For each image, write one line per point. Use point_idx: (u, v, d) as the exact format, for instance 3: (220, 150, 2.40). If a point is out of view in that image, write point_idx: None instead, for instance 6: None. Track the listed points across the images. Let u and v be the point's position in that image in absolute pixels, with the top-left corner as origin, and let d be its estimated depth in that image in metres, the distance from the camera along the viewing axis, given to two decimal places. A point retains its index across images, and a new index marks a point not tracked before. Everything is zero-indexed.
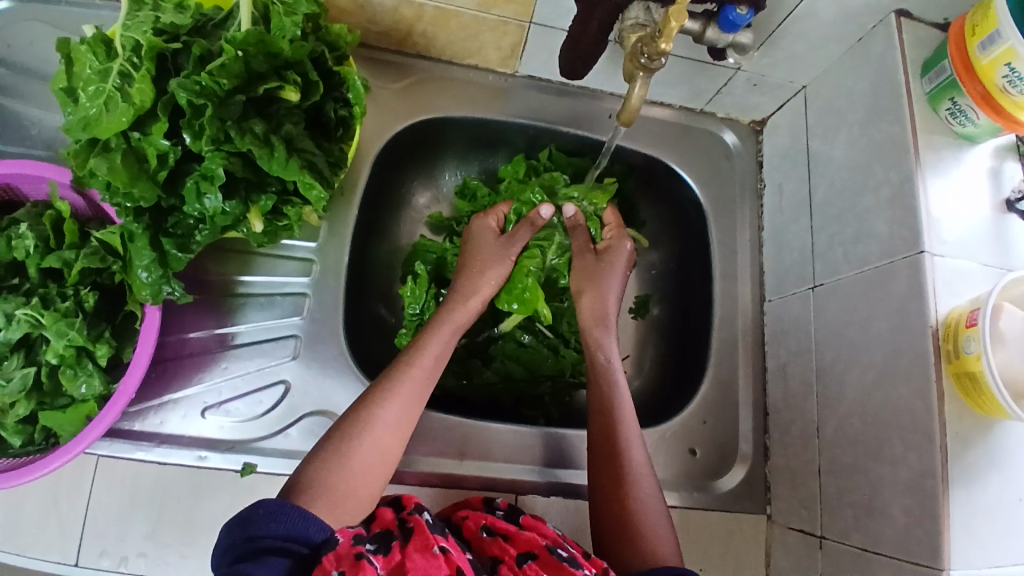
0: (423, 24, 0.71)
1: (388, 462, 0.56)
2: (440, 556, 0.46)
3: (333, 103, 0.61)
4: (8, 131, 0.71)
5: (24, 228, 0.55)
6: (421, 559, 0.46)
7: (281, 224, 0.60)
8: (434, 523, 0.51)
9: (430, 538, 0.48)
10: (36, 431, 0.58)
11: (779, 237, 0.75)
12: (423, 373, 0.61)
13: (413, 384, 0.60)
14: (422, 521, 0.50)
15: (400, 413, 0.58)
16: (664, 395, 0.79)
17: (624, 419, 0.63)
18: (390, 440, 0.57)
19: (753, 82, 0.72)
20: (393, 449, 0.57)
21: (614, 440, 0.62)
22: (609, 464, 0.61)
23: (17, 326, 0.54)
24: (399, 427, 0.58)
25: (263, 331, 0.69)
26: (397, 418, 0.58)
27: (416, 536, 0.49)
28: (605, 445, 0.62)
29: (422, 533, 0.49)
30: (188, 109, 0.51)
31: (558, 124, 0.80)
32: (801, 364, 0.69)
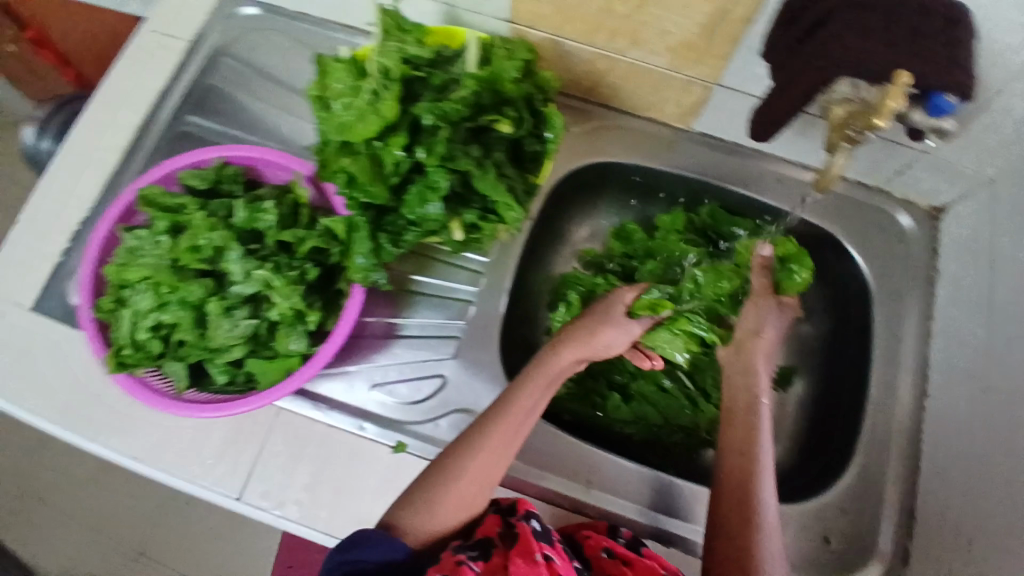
0: (611, 77, 0.77)
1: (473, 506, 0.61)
2: (543, 564, 0.54)
3: (532, 138, 0.67)
4: (254, 127, 0.84)
5: (269, 204, 0.66)
6: (523, 564, 0.54)
7: (474, 236, 0.67)
8: (538, 532, 0.58)
9: (532, 545, 0.56)
10: (240, 374, 0.67)
11: (950, 334, 0.72)
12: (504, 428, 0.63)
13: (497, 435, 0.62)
14: (527, 528, 0.58)
15: (479, 467, 0.61)
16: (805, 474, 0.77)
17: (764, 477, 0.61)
18: (472, 489, 0.60)
19: (938, 167, 0.71)
20: (478, 497, 0.61)
21: (747, 499, 0.60)
22: (739, 523, 0.59)
23: (252, 282, 0.64)
24: (480, 479, 0.61)
25: (430, 328, 0.76)
26: (478, 471, 0.61)
27: (521, 542, 0.57)
28: (736, 491, 0.61)
29: (527, 540, 0.56)
30: (427, 127, 0.61)
31: (724, 182, 0.82)
32: (959, 469, 0.66)
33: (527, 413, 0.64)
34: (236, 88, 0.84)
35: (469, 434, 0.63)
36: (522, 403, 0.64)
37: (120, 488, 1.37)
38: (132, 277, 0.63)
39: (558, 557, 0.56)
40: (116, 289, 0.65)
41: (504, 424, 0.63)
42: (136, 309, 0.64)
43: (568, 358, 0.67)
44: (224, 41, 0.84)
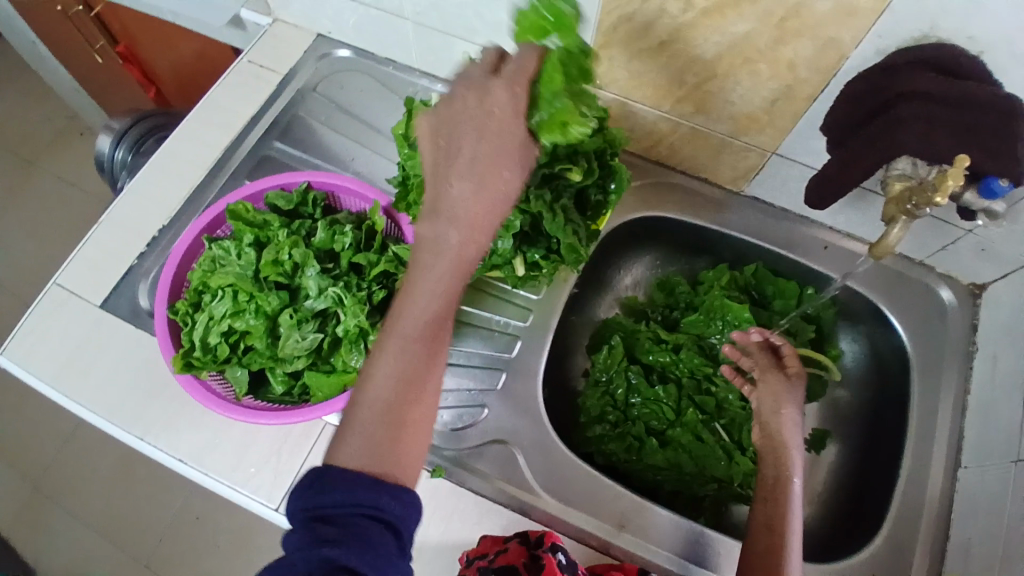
0: (672, 138, 0.82)
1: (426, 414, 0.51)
2: None
3: (596, 188, 0.72)
4: (331, 156, 0.90)
5: (348, 229, 0.70)
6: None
7: (534, 274, 0.71)
8: (563, 564, 0.62)
9: None
10: (296, 386, 0.70)
11: (986, 408, 0.74)
12: (412, 321, 0.50)
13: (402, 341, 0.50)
14: (554, 560, 0.62)
15: (402, 364, 0.49)
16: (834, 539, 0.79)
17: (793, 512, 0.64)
18: (401, 405, 0.49)
19: (982, 247, 0.74)
20: (408, 403, 0.49)
21: (777, 535, 0.62)
22: (767, 556, 0.61)
23: (323, 298, 0.67)
24: (400, 390, 0.49)
25: (475, 358, 0.80)
26: (390, 383, 0.49)
27: (549, 571, 0.60)
28: (765, 562, 0.61)
29: (555, 570, 0.60)
30: None
31: (770, 245, 0.86)
32: (990, 541, 0.66)
33: (449, 301, 0.51)
34: (323, 122, 0.91)
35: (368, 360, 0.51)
36: (428, 282, 0.50)
37: (147, 489, 1.42)
38: (213, 283, 0.67)
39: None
40: (194, 292, 0.68)
41: (411, 320, 0.50)
42: (212, 314, 0.67)
43: (449, 202, 0.49)
44: (318, 81, 0.93)
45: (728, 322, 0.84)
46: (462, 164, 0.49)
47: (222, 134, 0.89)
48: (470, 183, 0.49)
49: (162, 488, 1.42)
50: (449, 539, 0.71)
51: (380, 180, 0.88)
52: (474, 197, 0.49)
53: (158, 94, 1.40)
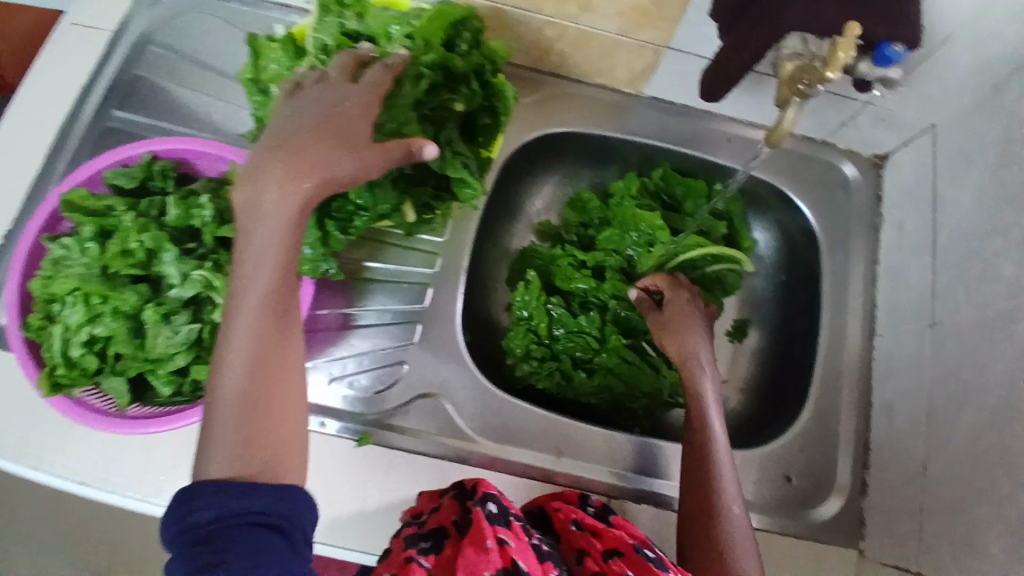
0: (562, 44, 0.75)
1: (292, 407, 0.50)
2: (493, 550, 0.53)
3: (483, 112, 0.65)
4: (179, 115, 0.78)
5: (204, 199, 0.62)
6: (473, 554, 0.53)
7: (428, 217, 0.65)
8: (492, 514, 0.57)
9: (485, 531, 0.55)
10: (185, 384, 0.64)
11: (895, 275, 0.75)
12: (251, 323, 0.49)
13: (242, 339, 0.48)
14: (482, 513, 0.57)
15: (248, 367, 0.48)
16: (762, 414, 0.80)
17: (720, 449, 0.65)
18: (260, 400, 0.48)
19: (881, 117, 0.73)
20: (272, 397, 0.48)
21: (707, 476, 0.64)
22: (699, 497, 0.63)
23: (191, 284, 0.61)
24: (253, 388, 0.48)
25: (386, 315, 0.75)
26: (242, 383, 0.48)
27: (474, 529, 0.56)
28: (699, 491, 0.63)
29: (480, 526, 0.56)
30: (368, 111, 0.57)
31: (675, 144, 0.83)
32: (910, 401, 0.69)
33: (280, 299, 0.50)
34: (165, 76, 0.79)
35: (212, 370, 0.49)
36: (258, 284, 0.49)
37: None
38: (57, 291, 0.59)
39: (513, 539, 0.56)
40: (43, 304, 0.60)
41: (247, 322, 0.49)
42: (67, 325, 0.59)
43: (256, 197, 0.49)
44: (147, 28, 0.79)
45: (643, 233, 0.80)
46: (273, 172, 0.49)
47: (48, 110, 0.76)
48: (280, 183, 0.48)
49: None
50: (389, 499, 0.68)
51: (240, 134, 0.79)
52: (282, 198, 0.48)
53: None
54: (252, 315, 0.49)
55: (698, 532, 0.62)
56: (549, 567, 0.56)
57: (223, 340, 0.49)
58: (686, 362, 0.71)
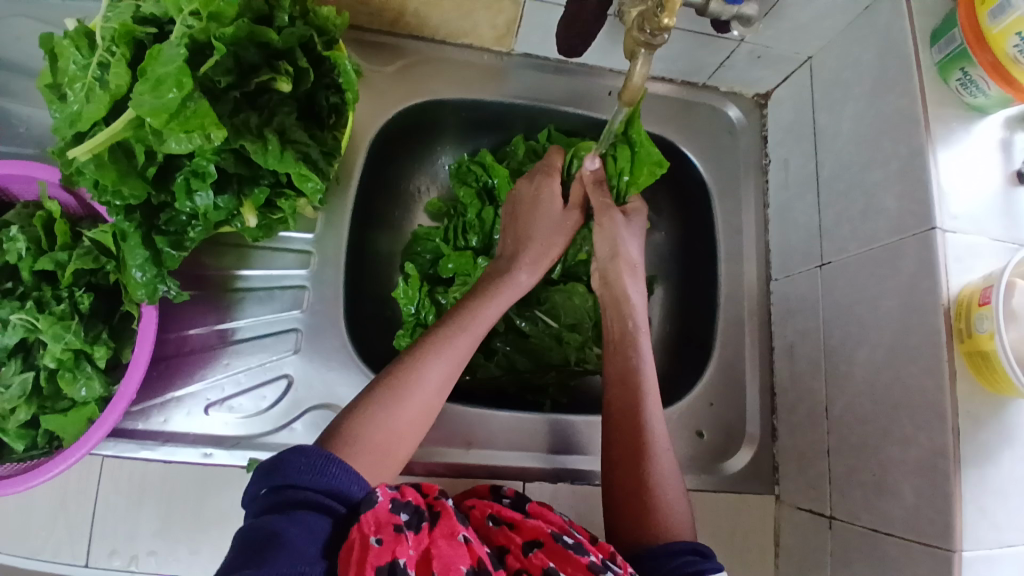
0: (414, 4, 0.68)
1: (419, 426, 0.54)
2: (464, 544, 0.47)
3: (324, 91, 0.59)
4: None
5: (15, 231, 0.55)
6: (446, 545, 0.46)
7: (276, 218, 0.59)
8: (459, 511, 0.51)
9: (456, 525, 0.49)
10: (38, 435, 0.57)
11: (785, 214, 0.73)
12: (452, 367, 0.57)
13: (456, 347, 0.58)
14: (448, 508, 0.51)
15: (430, 403, 0.55)
16: (667, 371, 0.79)
17: (649, 415, 0.60)
18: (422, 411, 0.54)
19: (757, 54, 0.70)
20: (431, 412, 0.55)
21: (638, 442, 0.59)
22: (630, 461, 0.58)
23: (13, 330, 0.54)
24: (427, 406, 0.54)
25: (263, 325, 0.68)
26: (433, 384, 0.55)
27: (442, 521, 0.49)
28: (631, 456, 0.59)
29: (448, 518, 0.50)
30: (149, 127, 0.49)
31: (555, 103, 0.77)
32: (809, 343, 0.69)
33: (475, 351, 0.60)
34: None
35: (406, 363, 0.56)
36: (485, 318, 0.62)
37: None
38: None
39: (476, 539, 0.49)
40: None
41: (464, 339, 0.59)
42: None
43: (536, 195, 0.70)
44: None
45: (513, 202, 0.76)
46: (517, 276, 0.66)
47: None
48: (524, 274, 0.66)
49: None
50: None
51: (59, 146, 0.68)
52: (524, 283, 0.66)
53: None
54: (471, 339, 0.59)
55: (625, 508, 0.57)
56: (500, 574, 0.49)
57: (445, 338, 0.58)
58: (620, 338, 0.65)
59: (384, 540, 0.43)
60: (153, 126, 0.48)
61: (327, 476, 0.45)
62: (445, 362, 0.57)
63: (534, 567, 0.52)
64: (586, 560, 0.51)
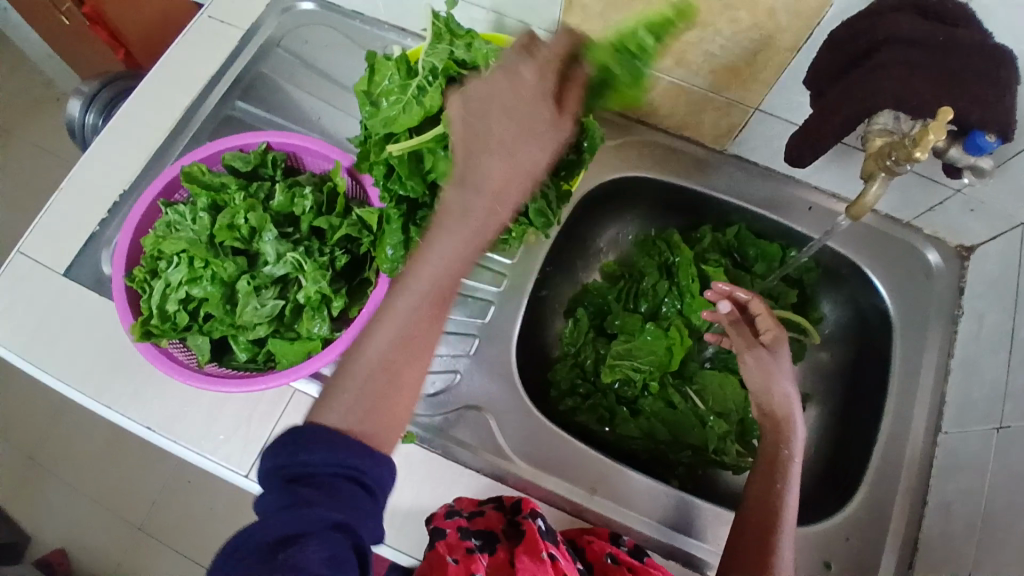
0: (651, 94, 0.78)
1: (401, 393, 0.49)
2: (548, 562, 0.51)
3: (568, 147, 0.69)
4: (283, 106, 0.85)
5: (307, 191, 0.68)
6: (529, 563, 0.51)
7: (504, 236, 0.68)
8: (546, 530, 0.54)
9: (538, 542, 0.52)
10: (260, 352, 0.68)
11: (970, 368, 0.72)
12: (393, 322, 0.49)
13: (404, 303, 0.49)
14: (533, 525, 0.54)
15: (393, 351, 0.49)
16: (809, 500, 0.79)
17: (783, 546, 0.60)
18: (370, 384, 0.48)
19: (971, 206, 0.71)
20: (409, 376, 0.50)
21: (761, 568, 0.59)
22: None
23: (283, 264, 0.66)
24: (384, 371, 0.49)
25: (451, 324, 0.77)
26: (383, 349, 0.49)
27: (527, 539, 0.53)
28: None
29: (532, 537, 0.53)
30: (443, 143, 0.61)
31: (755, 206, 0.83)
32: (969, 505, 0.66)
33: (447, 298, 0.51)
34: (284, 77, 0.86)
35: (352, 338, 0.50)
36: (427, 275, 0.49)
37: (131, 467, 1.40)
38: (167, 250, 0.65)
39: (564, 556, 0.53)
40: (150, 260, 0.66)
41: (411, 301, 0.49)
42: (168, 281, 0.65)
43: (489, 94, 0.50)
44: (277, 33, 0.87)
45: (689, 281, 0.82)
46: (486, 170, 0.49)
47: (199, 94, 0.84)
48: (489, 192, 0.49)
49: (144, 469, 1.40)
50: (421, 503, 0.69)
51: (330, 130, 0.85)
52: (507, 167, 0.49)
53: (128, 57, 1.32)
54: (416, 295, 0.49)
55: (743, 568, 0.60)
56: None
57: (393, 297, 0.50)
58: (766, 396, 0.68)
59: (460, 560, 0.53)
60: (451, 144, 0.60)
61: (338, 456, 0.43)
62: (387, 328, 0.49)
63: None
64: None
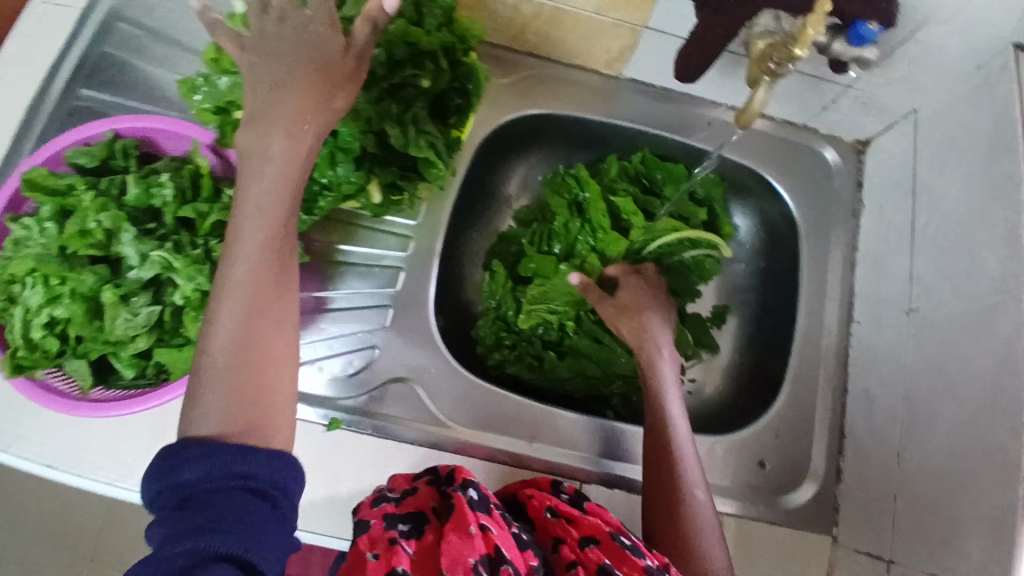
0: (538, 24, 0.74)
1: (273, 364, 0.48)
2: (477, 536, 0.48)
3: (452, 92, 0.64)
4: (137, 87, 0.76)
5: (164, 178, 0.61)
6: (456, 539, 0.48)
7: (394, 199, 0.64)
8: (476, 501, 0.52)
9: (467, 516, 0.50)
10: (148, 366, 0.63)
11: (875, 260, 0.74)
12: (236, 298, 0.47)
13: (238, 276, 0.47)
14: (464, 498, 0.52)
15: (242, 330, 0.47)
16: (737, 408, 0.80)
17: (690, 475, 0.62)
18: (232, 366, 0.46)
19: (862, 100, 0.72)
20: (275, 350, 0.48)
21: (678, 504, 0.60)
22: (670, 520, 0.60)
23: (150, 266, 0.60)
24: (241, 351, 0.47)
25: (358, 298, 0.73)
26: (230, 328, 0.47)
27: (456, 514, 0.51)
28: (667, 516, 0.60)
29: (462, 512, 0.51)
30: None
31: (656, 128, 0.80)
32: (887, 389, 0.69)
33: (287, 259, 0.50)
34: (133, 54, 0.76)
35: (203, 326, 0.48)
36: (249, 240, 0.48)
37: None
38: (16, 272, 0.57)
39: (496, 525, 0.51)
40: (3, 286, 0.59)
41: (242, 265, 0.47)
42: (27, 306, 0.58)
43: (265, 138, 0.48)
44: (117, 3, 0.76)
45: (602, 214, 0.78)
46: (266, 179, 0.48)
47: (22, 83, 0.73)
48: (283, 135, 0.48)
49: None
50: (363, 485, 0.66)
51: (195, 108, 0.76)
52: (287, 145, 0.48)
53: None
54: (251, 264, 0.47)
55: (660, 491, 0.62)
56: (528, 557, 0.51)
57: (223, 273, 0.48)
58: (641, 348, 0.70)
59: (381, 554, 0.49)
60: None
61: (220, 464, 0.42)
62: (235, 303, 0.47)
63: (589, 563, 0.53)
64: (643, 563, 0.52)
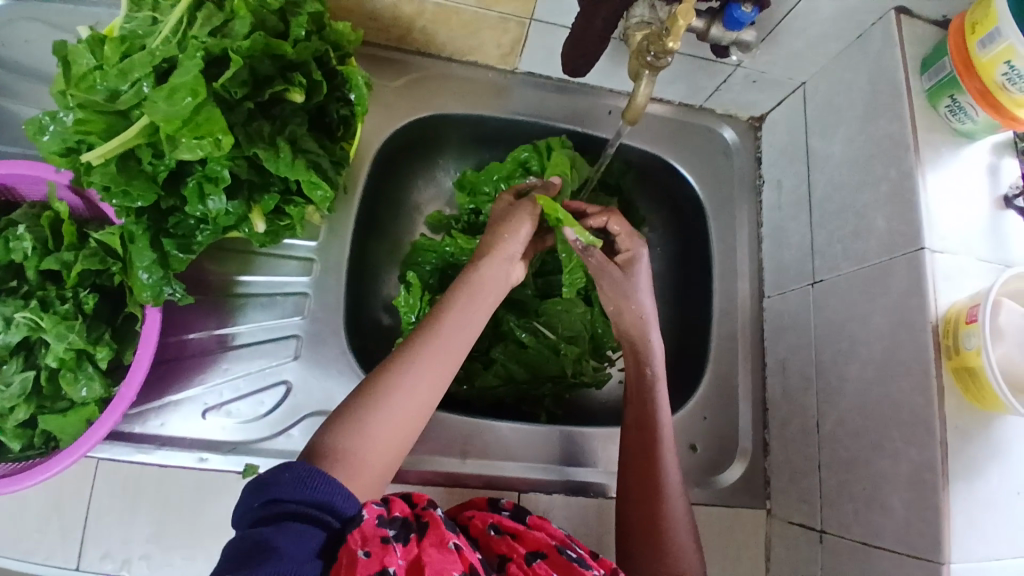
0: (422, 21, 0.70)
1: None
2: (456, 552, 0.47)
3: (335, 104, 0.60)
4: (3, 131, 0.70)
5: (22, 230, 0.55)
6: (438, 553, 0.47)
7: (283, 224, 0.61)
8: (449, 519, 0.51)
9: (445, 533, 0.49)
10: (36, 435, 0.57)
11: (779, 233, 0.75)
12: None
13: None
14: (437, 514, 0.50)
15: None
16: None
17: (666, 461, 0.62)
18: None
19: (753, 78, 0.72)
20: None
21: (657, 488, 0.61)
22: (646, 502, 0.60)
23: (16, 329, 0.54)
24: None
25: (263, 331, 0.69)
26: None
27: (431, 529, 0.49)
28: (644, 498, 0.61)
29: (437, 526, 0.49)
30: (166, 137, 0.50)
31: (556, 120, 0.79)
32: (801, 359, 0.70)
33: None
34: None
35: None
36: None
37: None
38: None
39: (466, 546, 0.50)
40: None
41: None
42: None
43: None
44: None
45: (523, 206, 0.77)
46: None
47: None
48: None
49: None
50: None
51: None
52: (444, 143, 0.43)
53: None
54: None
55: (638, 477, 0.62)
56: None
57: None
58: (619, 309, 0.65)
59: (373, 551, 0.43)
60: (165, 132, 0.49)
61: (312, 487, 0.43)
62: None
63: None
64: None
